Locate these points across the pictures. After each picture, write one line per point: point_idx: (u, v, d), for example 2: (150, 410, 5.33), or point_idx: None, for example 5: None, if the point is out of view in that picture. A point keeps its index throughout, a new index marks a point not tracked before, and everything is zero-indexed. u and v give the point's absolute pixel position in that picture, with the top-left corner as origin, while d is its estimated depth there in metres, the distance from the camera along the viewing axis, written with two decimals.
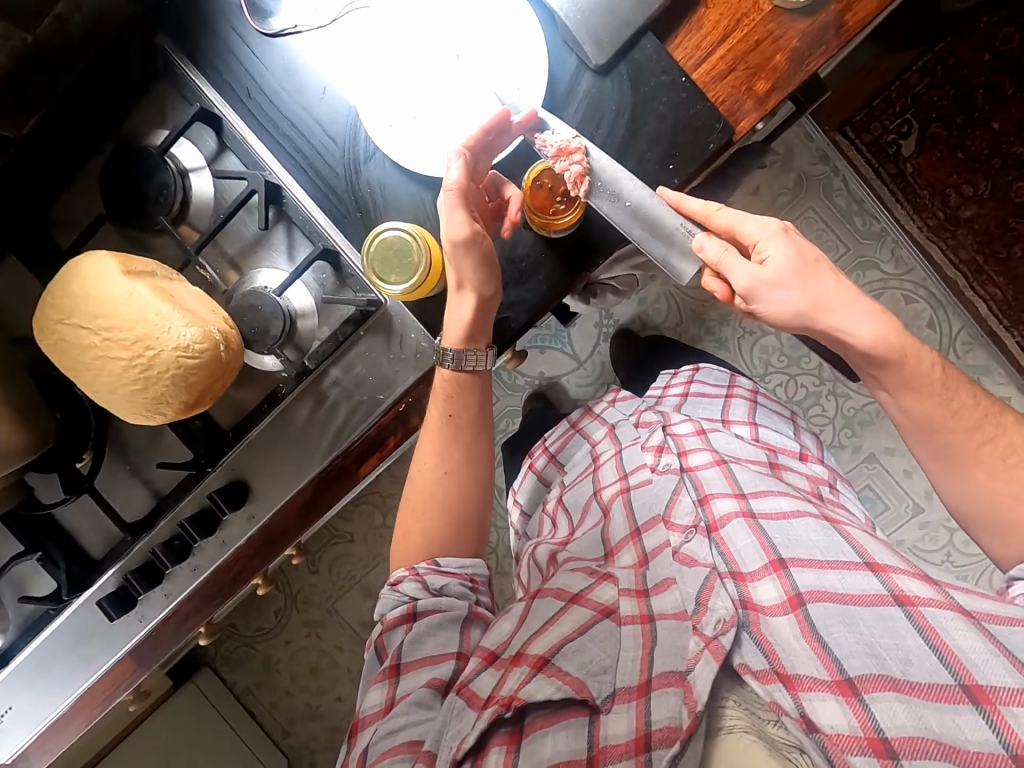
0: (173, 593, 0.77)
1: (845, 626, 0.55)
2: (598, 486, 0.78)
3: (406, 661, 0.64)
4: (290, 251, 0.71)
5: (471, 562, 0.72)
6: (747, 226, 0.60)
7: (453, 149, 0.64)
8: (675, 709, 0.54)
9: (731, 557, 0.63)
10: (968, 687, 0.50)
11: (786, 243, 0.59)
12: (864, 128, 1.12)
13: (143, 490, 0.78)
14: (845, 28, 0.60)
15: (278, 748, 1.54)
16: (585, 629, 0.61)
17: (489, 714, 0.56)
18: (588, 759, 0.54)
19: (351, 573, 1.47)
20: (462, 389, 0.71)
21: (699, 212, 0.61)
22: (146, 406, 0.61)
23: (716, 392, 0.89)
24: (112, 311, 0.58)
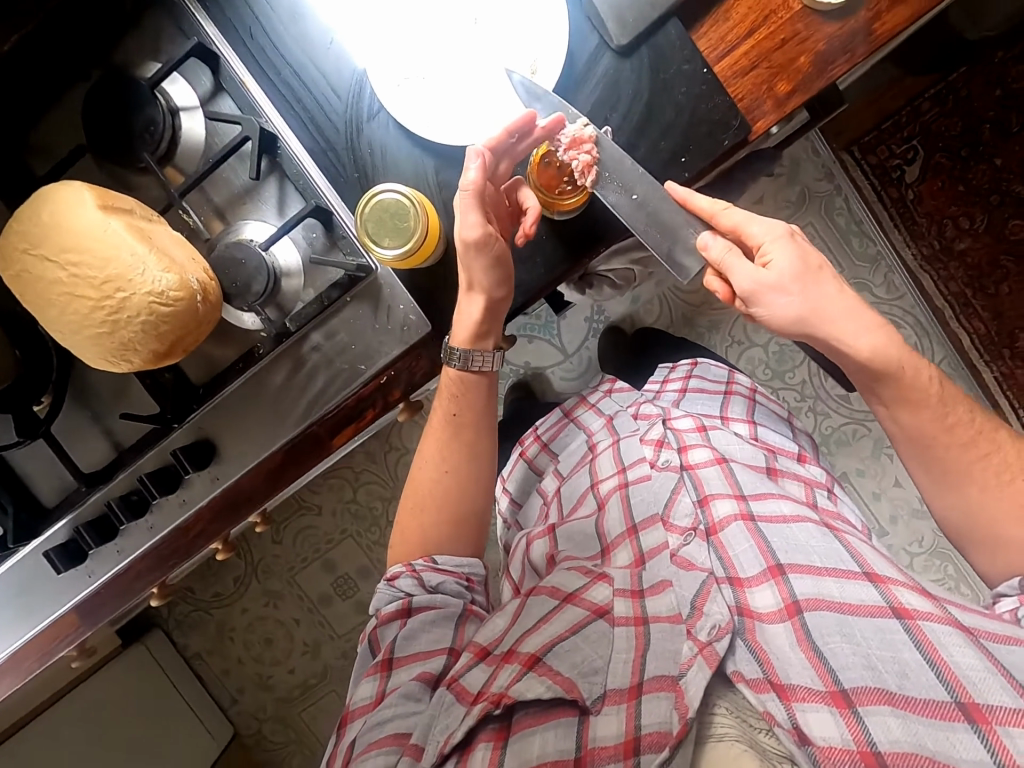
0: (126, 550, 0.74)
1: (842, 637, 0.55)
2: (596, 478, 0.76)
3: (398, 656, 0.63)
4: (281, 206, 0.68)
5: (468, 560, 0.72)
6: (753, 227, 0.59)
7: (473, 148, 0.62)
8: (665, 714, 0.53)
9: (729, 562, 0.63)
10: (964, 705, 0.49)
11: (790, 248, 0.58)
12: (872, 150, 1.12)
13: (103, 440, 0.74)
14: (874, 35, 0.59)
15: (224, 715, 1.52)
16: (577, 628, 0.60)
17: (478, 710, 0.55)
18: (576, 758, 0.53)
19: (315, 546, 1.45)
20: (468, 388, 0.72)
21: (707, 210, 0.60)
22: (112, 352, 0.57)
23: (715, 388, 0.84)
24: (83, 245, 0.55)
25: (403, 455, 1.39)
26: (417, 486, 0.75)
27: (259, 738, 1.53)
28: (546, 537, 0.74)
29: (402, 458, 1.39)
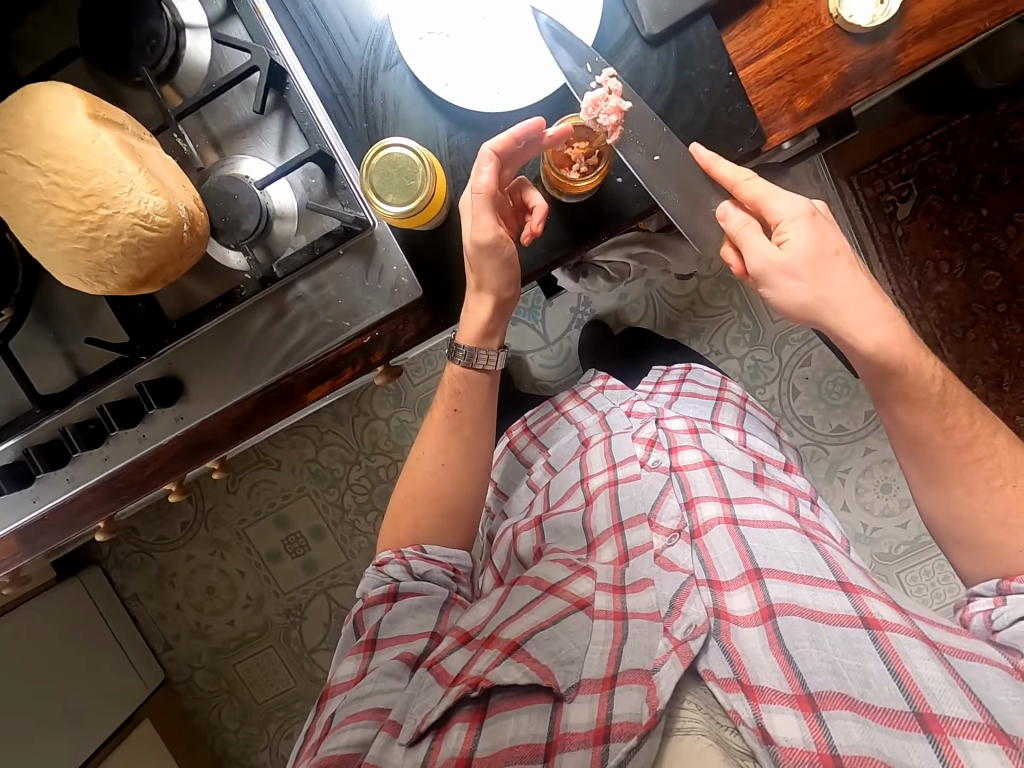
0: (77, 478, 0.71)
1: (812, 643, 0.55)
2: (586, 473, 0.75)
3: (382, 637, 0.63)
4: (281, 145, 0.65)
5: (456, 553, 0.71)
6: (775, 202, 0.57)
7: (483, 150, 0.60)
8: (636, 705, 0.52)
9: (710, 564, 0.63)
10: (922, 716, 0.50)
11: (810, 228, 0.56)
12: (869, 181, 1.12)
13: (63, 364, 0.71)
14: (898, 65, 0.60)
15: (156, 660, 1.51)
16: (558, 618, 0.60)
17: (455, 692, 0.56)
18: (547, 744, 0.53)
19: (271, 501, 1.43)
20: (470, 384, 0.73)
21: (728, 177, 0.58)
22: (86, 271, 0.55)
23: (707, 393, 0.85)
24: (68, 154, 0.52)
25: (370, 421, 1.37)
26: (412, 475, 0.74)
27: (191, 686, 1.52)
28: (533, 531, 0.73)
29: (369, 424, 1.37)
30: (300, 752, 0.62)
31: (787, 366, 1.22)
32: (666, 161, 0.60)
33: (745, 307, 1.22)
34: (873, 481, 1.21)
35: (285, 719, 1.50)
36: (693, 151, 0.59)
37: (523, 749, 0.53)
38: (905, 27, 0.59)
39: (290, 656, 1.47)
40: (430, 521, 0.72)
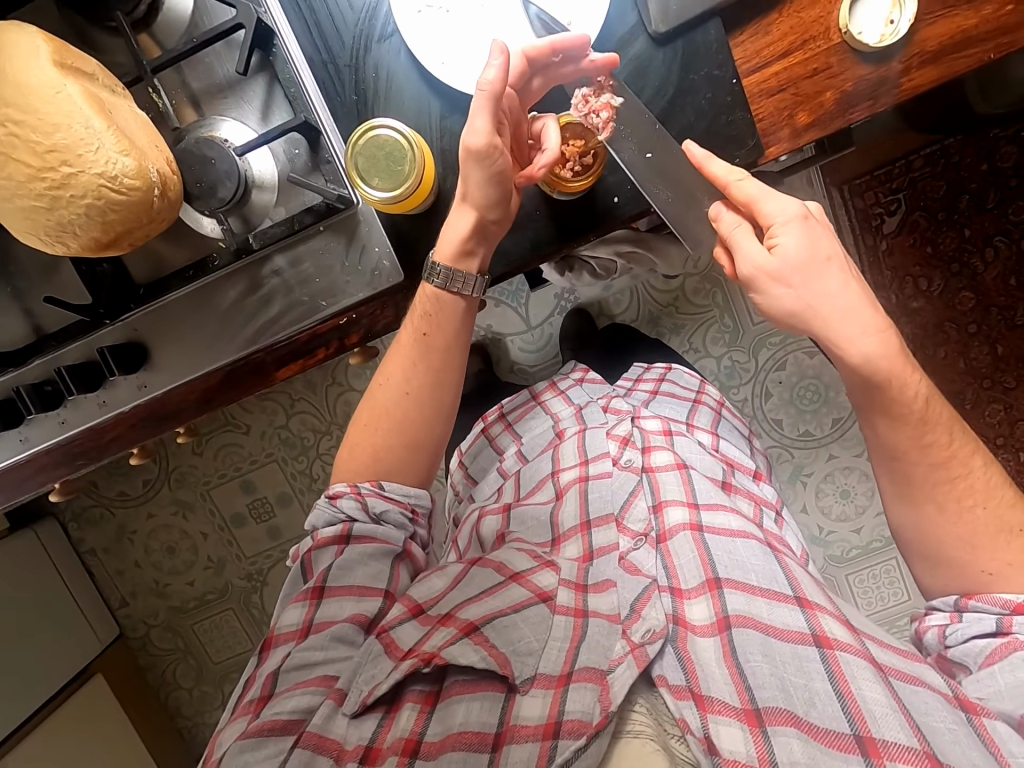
0: (31, 439, 0.69)
1: (763, 657, 0.55)
2: (557, 466, 0.76)
3: (330, 586, 0.62)
4: (264, 110, 0.62)
5: (415, 491, 0.71)
6: (767, 204, 0.55)
7: (497, 42, 0.55)
8: (588, 705, 0.53)
9: (673, 571, 0.63)
10: (862, 738, 0.50)
11: (802, 232, 0.54)
12: (859, 193, 1.14)
13: (20, 321, 0.68)
14: (900, 89, 0.59)
15: (111, 614, 1.50)
16: (519, 607, 0.60)
17: (406, 666, 0.56)
18: (496, 734, 0.54)
19: (237, 465, 1.41)
20: (441, 307, 0.67)
21: (720, 177, 0.56)
22: (46, 229, 0.51)
23: (685, 395, 0.86)
24: (29, 104, 0.48)
25: (344, 392, 1.35)
26: (374, 401, 0.72)
27: (146, 642, 1.51)
28: (499, 515, 0.74)
29: (343, 396, 1.35)
30: (239, 701, 0.61)
31: (762, 369, 1.23)
32: (658, 159, 0.59)
33: (727, 307, 1.22)
34: (832, 487, 1.24)
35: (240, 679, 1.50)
36: (685, 150, 0.57)
37: (471, 735, 0.54)
38: (911, 50, 0.58)
39: (249, 620, 1.47)
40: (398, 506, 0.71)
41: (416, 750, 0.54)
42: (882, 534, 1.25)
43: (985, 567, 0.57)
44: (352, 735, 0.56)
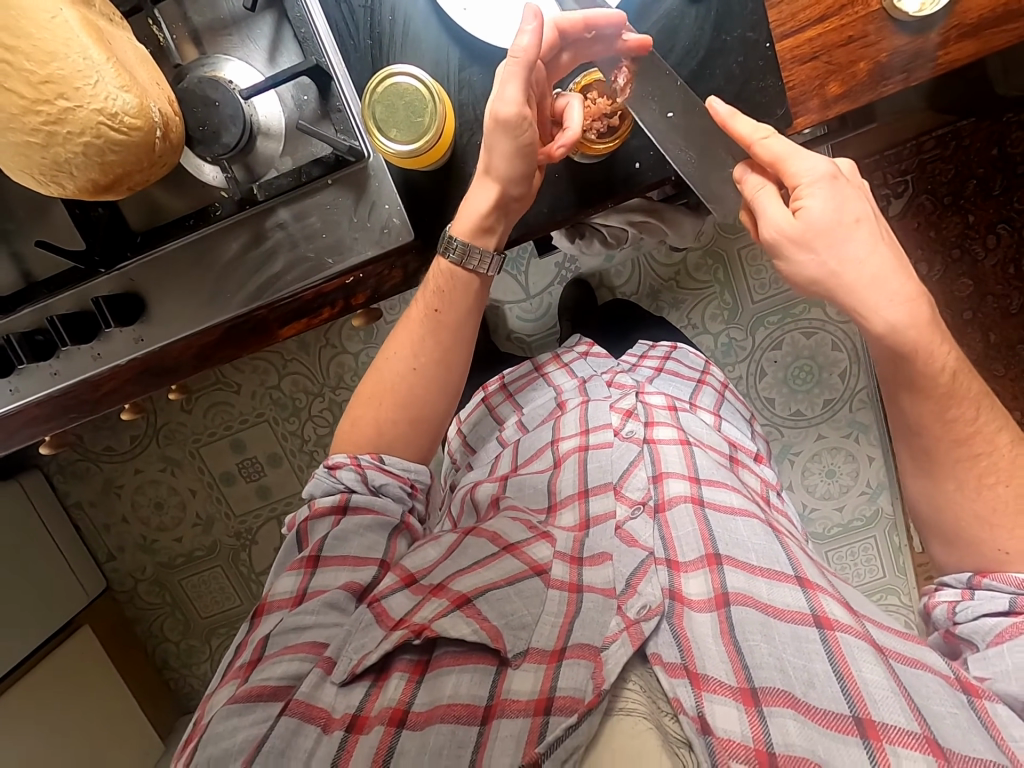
0: (21, 391, 0.67)
1: (762, 637, 0.55)
2: (557, 436, 0.75)
3: (326, 555, 0.61)
4: (272, 51, 0.58)
5: (415, 467, 0.70)
6: (795, 162, 0.53)
7: (530, 6, 0.53)
8: (581, 682, 0.51)
9: (670, 543, 0.62)
10: (861, 720, 0.49)
11: (830, 192, 0.53)
12: (867, 172, 1.12)
13: (11, 266, 0.66)
14: (937, 62, 0.57)
15: (98, 568, 1.49)
16: (513, 580, 0.59)
17: (397, 637, 0.54)
18: (485, 708, 0.51)
19: (227, 423, 1.39)
20: (455, 283, 0.66)
21: (745, 136, 0.54)
22: (41, 169, 0.48)
23: (690, 375, 0.85)
24: (18, 27, 0.44)
25: (337, 354, 1.33)
26: (380, 374, 0.71)
27: (132, 596, 1.52)
28: (494, 483, 0.74)
29: (337, 358, 1.33)
30: (229, 668, 0.59)
31: (758, 348, 1.23)
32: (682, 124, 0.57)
33: (727, 284, 1.22)
34: (818, 466, 1.26)
35: (226, 635, 1.52)
36: (708, 107, 0.56)
37: (460, 708, 0.51)
38: (950, 22, 0.56)
39: (237, 577, 1.48)
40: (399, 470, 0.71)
41: (402, 720, 0.51)
42: (863, 513, 1.27)
43: (1003, 545, 0.58)
44: (340, 704, 0.54)
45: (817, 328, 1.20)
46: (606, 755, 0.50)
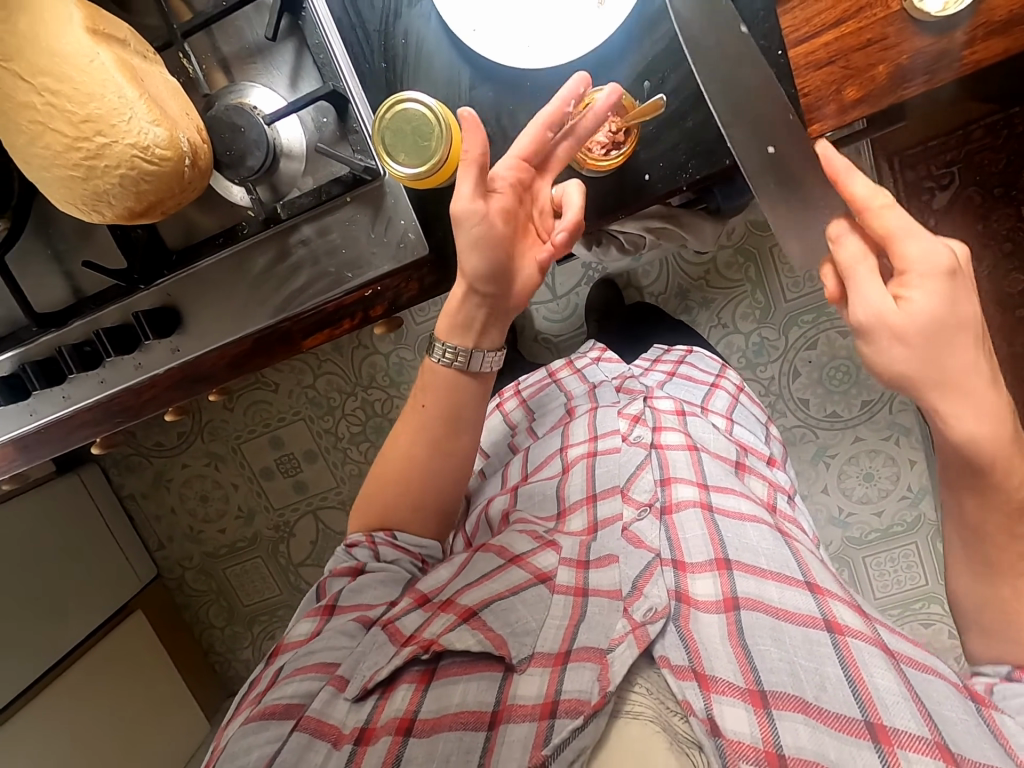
0: (72, 397, 0.73)
1: (772, 641, 0.54)
2: (566, 442, 0.76)
3: (342, 605, 0.62)
4: (293, 77, 0.61)
5: (426, 543, 0.70)
6: (908, 244, 0.46)
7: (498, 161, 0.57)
8: (586, 684, 0.51)
9: (677, 545, 0.62)
10: (872, 725, 0.49)
11: (944, 288, 0.46)
12: (910, 164, 1.06)
13: (62, 281, 0.71)
14: (962, 63, 0.55)
15: (150, 556, 1.59)
16: (517, 590, 0.58)
17: (407, 652, 0.55)
18: (492, 714, 0.51)
19: (267, 420, 1.45)
20: (455, 389, 0.68)
21: (860, 198, 0.47)
22: (83, 199, 0.52)
23: (703, 379, 0.84)
24: (62, 72, 0.48)
25: (369, 355, 1.37)
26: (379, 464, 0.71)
27: (181, 583, 1.61)
28: (506, 496, 0.75)
29: (369, 358, 1.38)
30: (242, 699, 0.60)
31: (792, 347, 1.20)
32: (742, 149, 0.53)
33: (760, 283, 1.19)
34: (856, 469, 1.23)
35: (268, 623, 1.60)
36: (824, 151, 0.48)
37: (467, 715, 0.51)
38: (977, 20, 0.54)
39: (276, 568, 1.55)
40: (406, 489, 0.69)
41: (410, 729, 0.51)
42: (904, 519, 1.23)
43: None
44: (350, 719, 0.53)
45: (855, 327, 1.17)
46: (613, 754, 0.51)
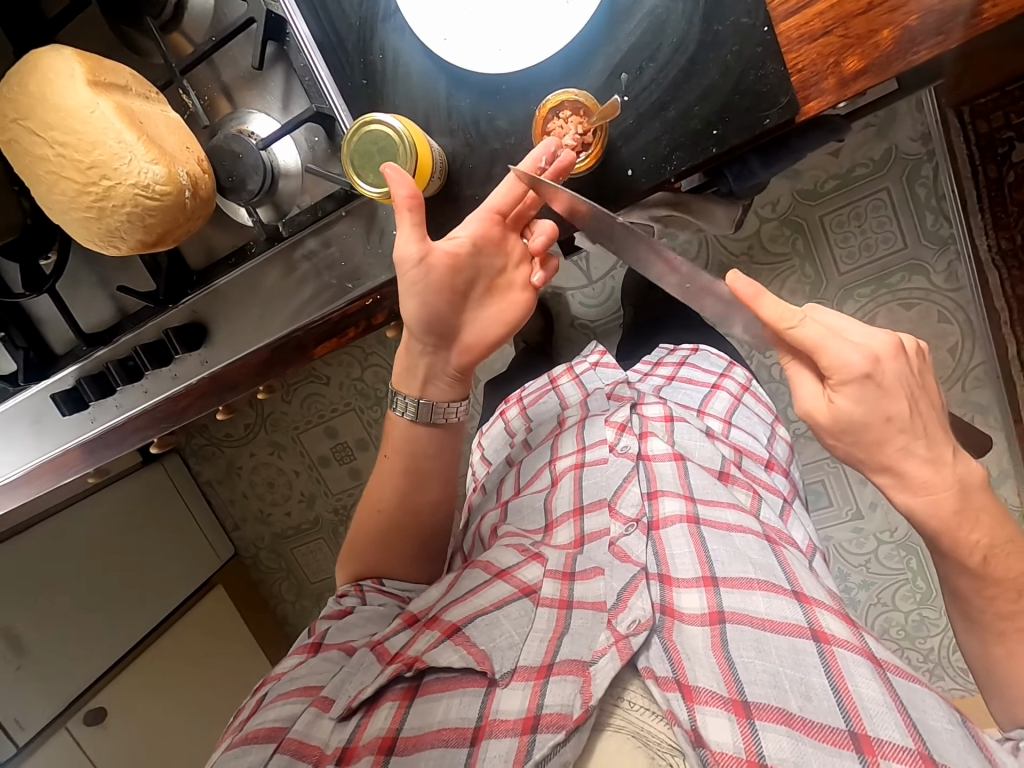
0: (123, 406, 0.81)
1: (756, 652, 0.54)
2: (555, 454, 0.80)
3: (328, 641, 0.66)
4: (285, 100, 0.64)
5: (414, 587, 0.74)
6: (831, 352, 0.48)
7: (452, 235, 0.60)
8: (568, 697, 0.52)
9: (664, 559, 0.64)
10: (856, 735, 0.48)
11: (862, 389, 0.48)
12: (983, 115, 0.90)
13: (108, 303, 0.79)
14: (978, 19, 0.48)
15: (228, 536, 1.73)
16: (501, 604, 0.62)
17: (390, 670, 0.58)
18: (474, 729, 0.53)
19: (320, 412, 1.53)
20: (417, 441, 0.72)
21: (774, 321, 0.48)
22: (100, 235, 0.58)
23: (704, 379, 0.89)
24: (70, 125, 0.53)
25: None
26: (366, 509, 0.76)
27: (257, 560, 1.75)
28: (498, 511, 0.80)
29: None
30: (227, 729, 0.63)
31: None
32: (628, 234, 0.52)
33: (809, 255, 1.11)
34: None
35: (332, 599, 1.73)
36: (731, 281, 0.49)
37: (449, 732, 0.53)
38: None
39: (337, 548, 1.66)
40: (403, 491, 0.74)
41: (391, 748, 0.53)
42: None
43: None
44: (333, 739, 0.56)
45: (920, 299, 1.07)
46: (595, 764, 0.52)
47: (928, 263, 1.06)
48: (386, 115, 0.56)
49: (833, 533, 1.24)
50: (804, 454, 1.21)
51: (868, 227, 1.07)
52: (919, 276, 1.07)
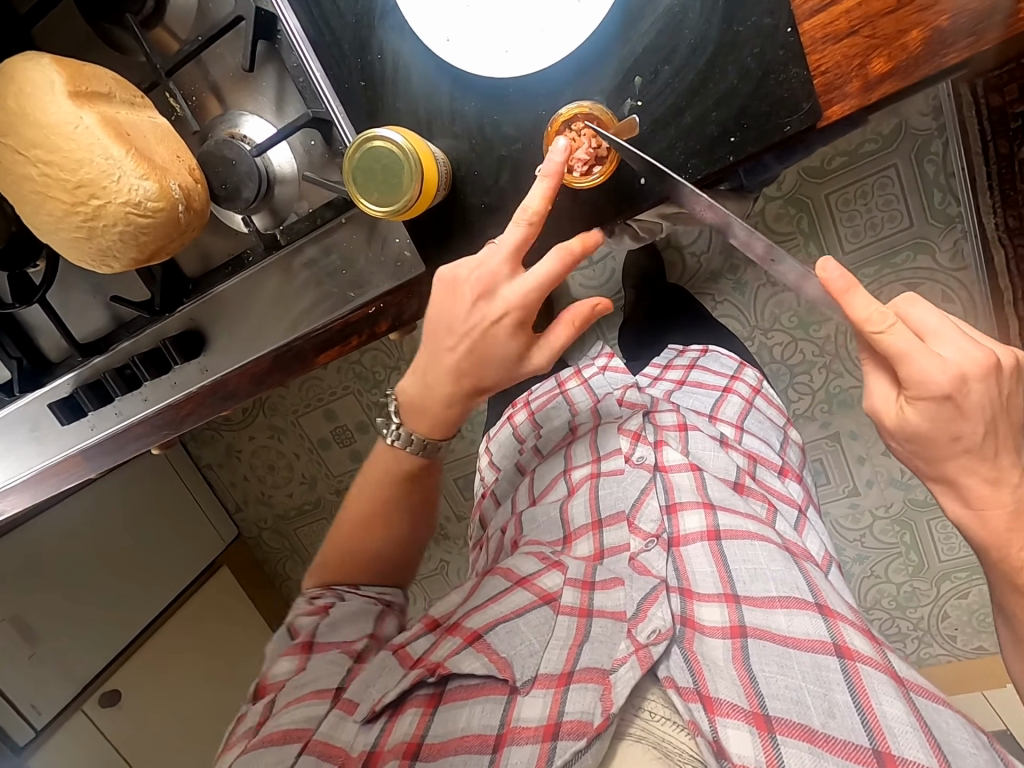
0: (123, 414, 0.79)
1: (779, 668, 0.54)
2: (569, 464, 0.80)
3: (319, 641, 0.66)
4: (279, 102, 0.61)
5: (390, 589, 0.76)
6: (918, 362, 0.47)
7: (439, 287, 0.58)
8: (589, 705, 0.52)
9: (684, 574, 0.64)
10: (880, 753, 0.49)
11: (932, 403, 0.48)
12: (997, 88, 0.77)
13: (102, 311, 0.76)
14: (1014, 19, 0.45)
15: (229, 517, 1.71)
16: (520, 612, 0.62)
17: (413, 674, 0.59)
18: (497, 736, 0.54)
19: (319, 395, 1.51)
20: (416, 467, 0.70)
21: (863, 321, 0.47)
22: (91, 256, 0.55)
23: (715, 383, 0.89)
24: (53, 142, 0.50)
25: None
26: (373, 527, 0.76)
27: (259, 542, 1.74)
28: (513, 524, 0.81)
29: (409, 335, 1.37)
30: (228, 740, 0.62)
31: None
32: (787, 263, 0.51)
33: (813, 235, 1.09)
34: None
35: None
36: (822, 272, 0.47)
37: (473, 738, 0.54)
38: None
39: None
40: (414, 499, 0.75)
41: (416, 753, 0.54)
42: None
43: None
44: (358, 741, 0.57)
45: (920, 278, 1.06)
46: None
47: (933, 241, 1.04)
48: (389, 130, 0.54)
49: (830, 509, 1.26)
50: (804, 434, 1.21)
51: (873, 205, 1.05)
52: (925, 255, 1.05)
